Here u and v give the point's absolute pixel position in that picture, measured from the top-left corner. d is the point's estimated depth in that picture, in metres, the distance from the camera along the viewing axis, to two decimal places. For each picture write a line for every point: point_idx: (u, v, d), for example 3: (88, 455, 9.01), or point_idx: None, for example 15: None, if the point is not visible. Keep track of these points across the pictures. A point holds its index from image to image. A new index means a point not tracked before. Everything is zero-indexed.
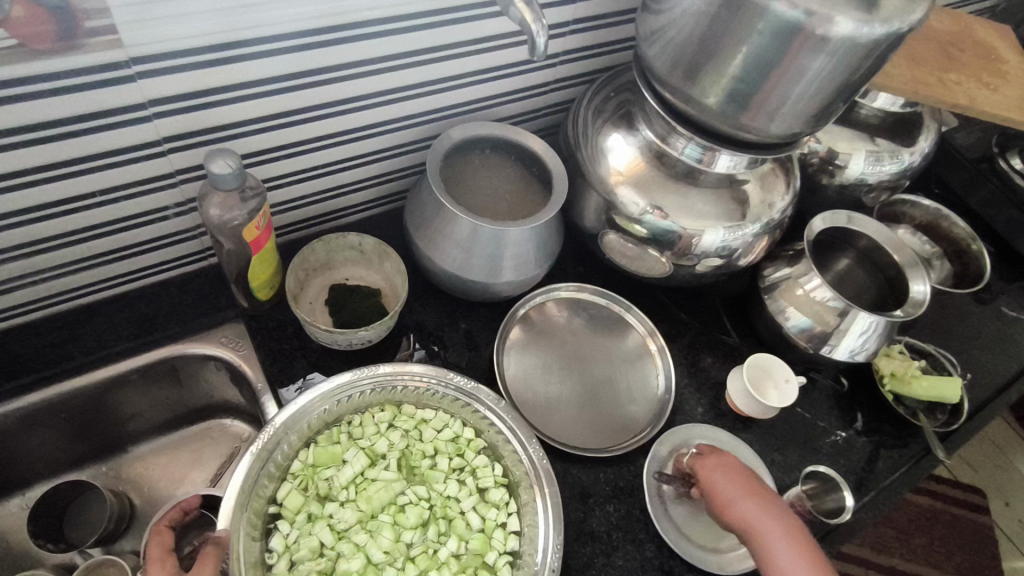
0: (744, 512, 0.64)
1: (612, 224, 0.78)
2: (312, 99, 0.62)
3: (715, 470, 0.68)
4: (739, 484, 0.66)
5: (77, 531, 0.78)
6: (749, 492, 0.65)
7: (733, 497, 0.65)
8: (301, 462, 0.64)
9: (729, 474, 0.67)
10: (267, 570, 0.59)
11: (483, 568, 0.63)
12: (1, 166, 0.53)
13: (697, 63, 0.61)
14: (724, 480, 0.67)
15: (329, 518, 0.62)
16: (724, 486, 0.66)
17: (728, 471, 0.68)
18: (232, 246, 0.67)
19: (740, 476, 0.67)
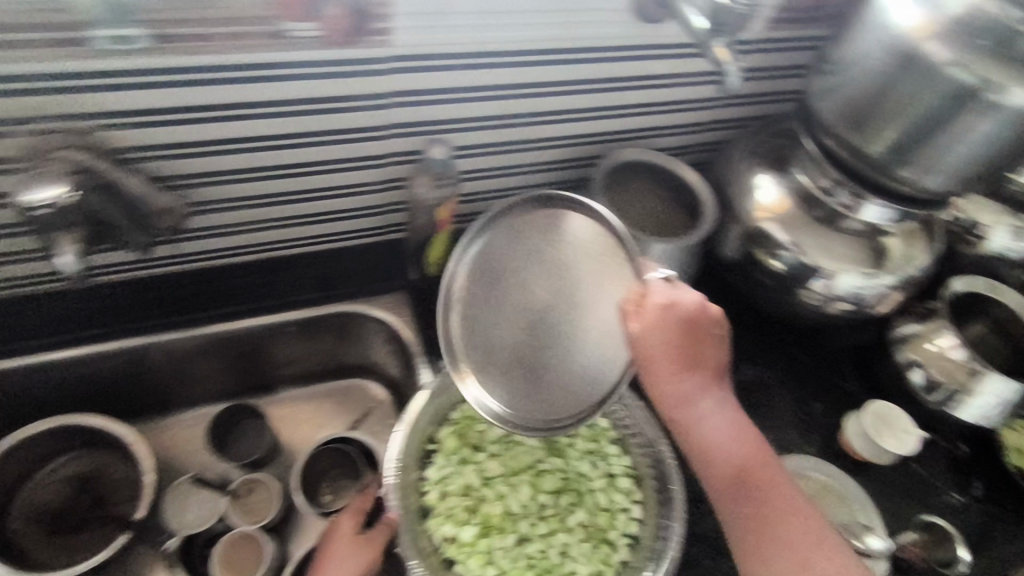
0: (687, 407, 0.63)
1: (752, 256, 0.84)
2: (516, 108, 0.73)
3: (652, 340, 0.60)
4: (678, 359, 0.61)
5: (239, 451, 0.88)
6: (681, 365, 0.62)
7: (671, 376, 0.62)
8: (460, 414, 0.75)
9: (675, 338, 0.61)
10: (422, 495, 0.70)
11: (604, 543, 0.69)
12: (274, 129, 0.65)
13: (867, 114, 0.67)
14: (664, 341, 0.61)
15: (478, 465, 0.72)
16: (661, 361, 0.61)
17: (665, 340, 0.60)
18: (422, 223, 0.78)
19: (681, 341, 0.61)
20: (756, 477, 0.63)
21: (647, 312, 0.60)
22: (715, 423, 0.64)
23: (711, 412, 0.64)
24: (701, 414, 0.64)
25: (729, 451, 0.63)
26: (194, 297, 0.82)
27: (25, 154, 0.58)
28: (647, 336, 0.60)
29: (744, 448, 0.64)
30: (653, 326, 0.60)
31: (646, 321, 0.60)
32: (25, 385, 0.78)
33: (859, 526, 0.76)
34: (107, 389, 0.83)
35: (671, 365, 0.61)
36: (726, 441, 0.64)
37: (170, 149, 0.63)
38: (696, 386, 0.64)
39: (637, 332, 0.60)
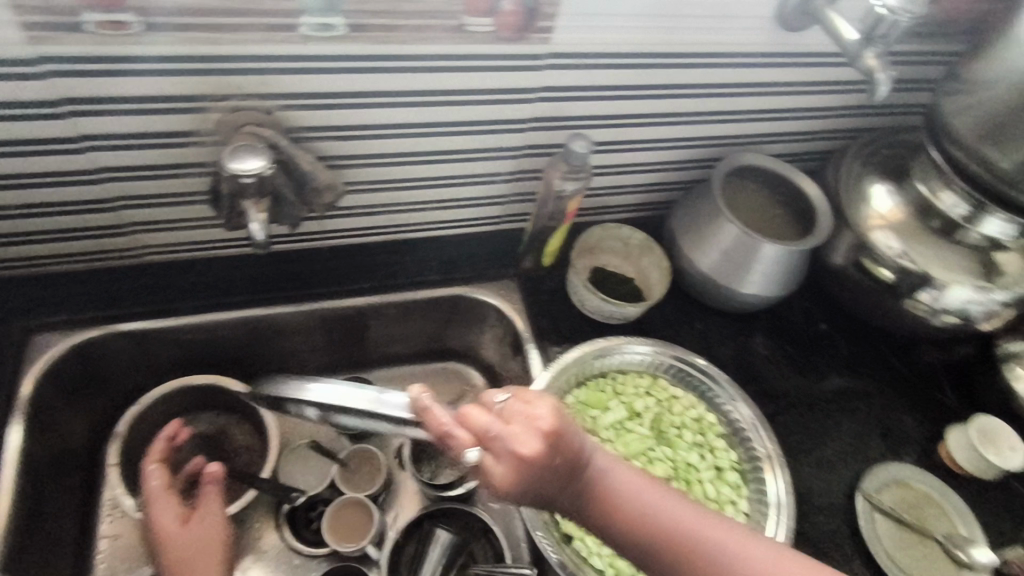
0: (634, 493, 0.51)
1: (861, 264, 0.86)
2: (650, 108, 0.76)
3: (524, 438, 0.50)
4: (565, 460, 0.51)
5: (349, 422, 0.93)
6: (568, 460, 0.51)
7: (550, 471, 0.50)
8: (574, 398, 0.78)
9: (554, 439, 0.50)
10: None
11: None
12: (431, 117, 0.70)
13: (1007, 128, 0.69)
14: (549, 455, 0.50)
15: None
16: (542, 459, 0.49)
17: (528, 443, 0.50)
18: (547, 214, 0.82)
19: (561, 440, 0.51)
20: (726, 549, 0.49)
21: (507, 436, 0.50)
22: (687, 512, 0.51)
23: (689, 512, 0.51)
24: (666, 506, 0.51)
25: (693, 536, 0.50)
26: (326, 271, 0.87)
27: (218, 127, 0.65)
28: (513, 442, 0.50)
29: (773, 555, 0.49)
30: (521, 415, 0.51)
31: (511, 440, 0.50)
32: (168, 345, 0.83)
33: (961, 537, 0.78)
34: (236, 354, 0.88)
35: (549, 468, 0.50)
36: (761, 569, 0.48)
37: (333, 131, 0.69)
38: (608, 469, 0.53)
39: (505, 436, 0.50)
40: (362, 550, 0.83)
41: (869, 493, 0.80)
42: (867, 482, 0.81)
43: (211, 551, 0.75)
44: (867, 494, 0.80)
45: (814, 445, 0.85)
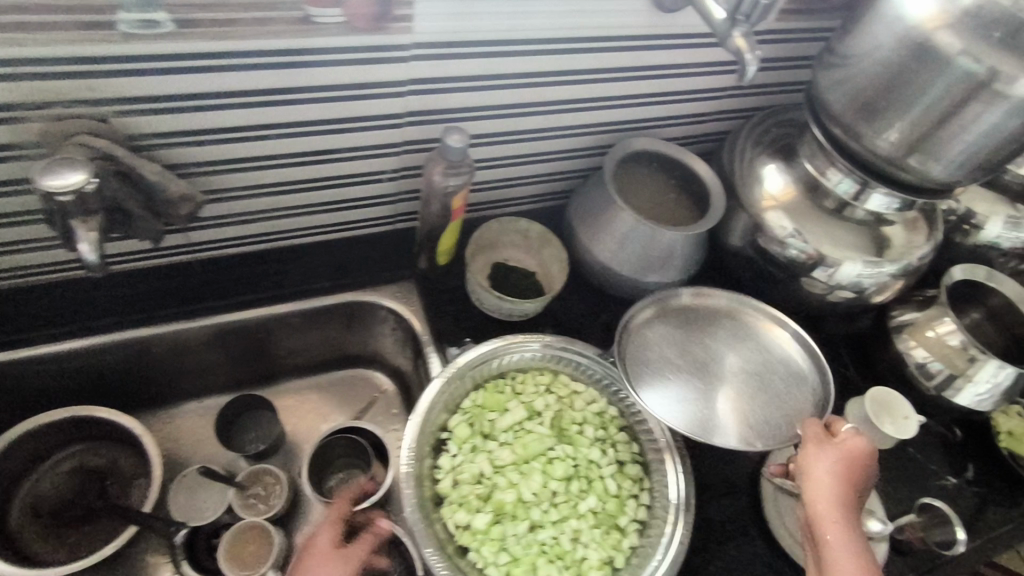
0: (830, 517, 0.65)
1: (757, 245, 0.86)
2: (529, 97, 0.73)
3: (820, 464, 0.68)
4: (841, 491, 0.67)
5: (244, 441, 0.88)
6: (843, 494, 0.66)
7: (815, 489, 0.67)
8: (471, 402, 0.76)
9: (842, 470, 0.67)
10: (435, 482, 0.71)
11: (615, 528, 0.71)
12: (288, 116, 0.65)
13: (874, 103, 0.69)
14: (828, 483, 0.67)
15: (490, 453, 0.73)
16: (825, 485, 0.67)
17: (826, 472, 0.67)
18: (434, 211, 0.78)
19: (846, 475, 0.67)
20: (835, 566, 0.63)
21: (810, 459, 0.69)
22: (840, 539, 0.64)
23: (846, 540, 0.64)
24: (835, 532, 0.65)
25: (835, 555, 0.64)
26: (205, 285, 0.81)
27: (44, 139, 0.58)
28: (811, 466, 0.68)
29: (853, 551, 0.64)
30: (842, 452, 0.68)
31: (807, 463, 0.69)
32: (26, 379, 0.76)
33: (860, 510, 0.78)
34: (111, 381, 0.82)
35: (825, 490, 0.66)
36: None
37: (182, 136, 0.63)
38: (834, 505, 0.66)
39: (806, 460, 0.69)
40: None
41: (771, 474, 0.79)
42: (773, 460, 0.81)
43: None
44: (770, 476, 0.79)
45: None
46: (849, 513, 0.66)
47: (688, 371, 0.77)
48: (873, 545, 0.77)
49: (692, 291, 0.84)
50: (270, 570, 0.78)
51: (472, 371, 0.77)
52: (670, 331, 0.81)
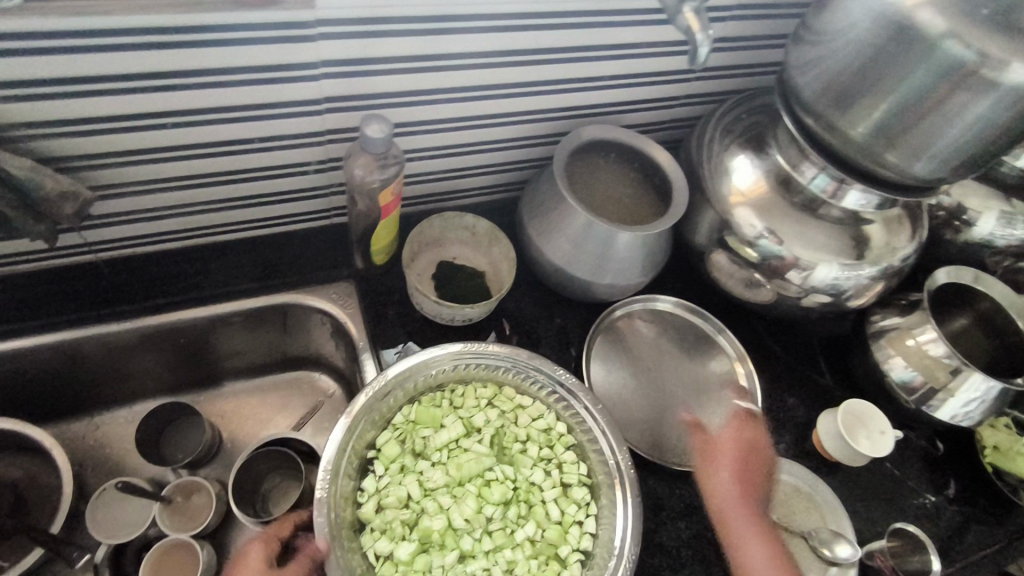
0: (728, 498, 0.69)
1: (724, 244, 0.78)
2: (463, 80, 0.65)
3: (722, 454, 0.71)
4: (736, 478, 0.70)
5: (175, 452, 0.82)
6: (739, 480, 0.70)
7: (715, 477, 0.70)
8: (403, 417, 0.70)
9: (737, 457, 0.71)
10: (357, 506, 0.65)
11: (554, 558, 0.66)
12: (181, 104, 0.58)
13: (849, 91, 0.61)
14: (725, 472, 0.70)
15: (420, 474, 0.67)
16: (721, 475, 0.70)
17: (725, 463, 0.71)
18: (364, 207, 0.71)
19: (744, 461, 0.71)
20: (738, 541, 0.67)
21: (713, 450, 0.72)
22: (739, 517, 0.68)
23: (747, 517, 0.68)
24: (735, 512, 0.68)
25: (735, 529, 0.68)
26: (117, 287, 0.74)
27: None
28: (718, 458, 0.71)
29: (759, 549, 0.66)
30: (738, 441, 0.72)
31: (709, 455, 0.72)
32: None
33: (827, 533, 0.73)
34: (20, 390, 0.75)
35: (725, 480, 0.70)
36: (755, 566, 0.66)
37: (61, 126, 0.56)
38: (733, 489, 0.69)
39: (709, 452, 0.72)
40: None
41: None
42: None
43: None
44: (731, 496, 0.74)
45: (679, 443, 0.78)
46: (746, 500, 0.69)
47: (647, 376, 0.83)
48: (840, 570, 0.72)
49: (675, 303, 0.87)
50: None
51: (405, 382, 0.69)
52: (645, 336, 0.85)
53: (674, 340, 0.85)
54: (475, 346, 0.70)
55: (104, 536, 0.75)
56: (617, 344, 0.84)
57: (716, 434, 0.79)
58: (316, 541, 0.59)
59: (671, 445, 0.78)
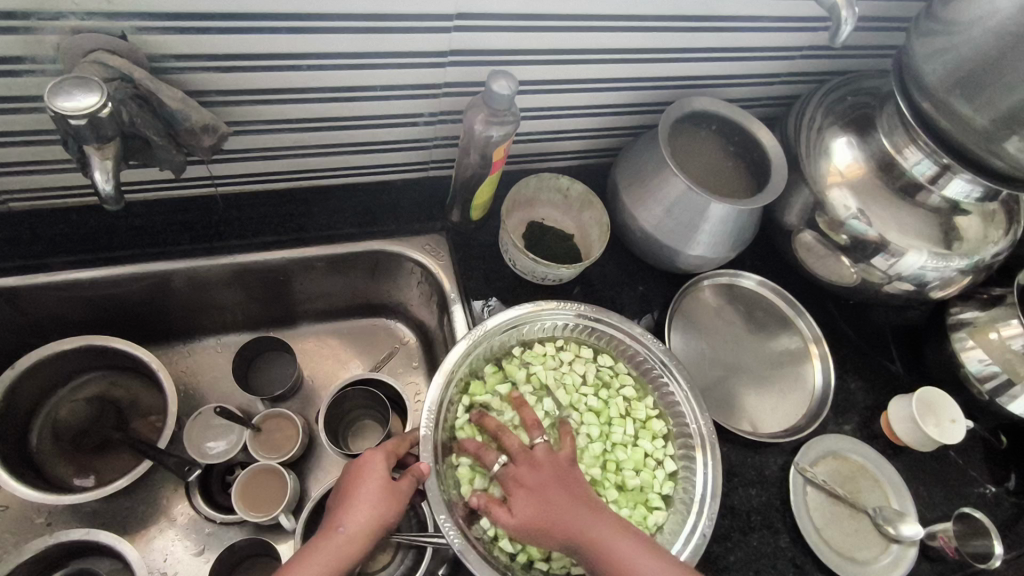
0: (562, 519, 0.62)
1: (813, 224, 0.79)
2: (579, 42, 0.68)
3: (524, 471, 0.65)
4: (568, 495, 0.63)
5: (264, 385, 0.84)
6: (569, 494, 0.64)
7: (547, 493, 0.63)
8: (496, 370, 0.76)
9: (539, 471, 0.65)
10: (453, 447, 0.72)
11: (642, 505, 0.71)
12: (323, 46, 0.60)
13: (977, 78, 0.61)
14: (546, 490, 0.64)
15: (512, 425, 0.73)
16: (542, 493, 0.63)
17: (537, 483, 0.64)
18: (472, 162, 0.74)
19: (550, 476, 0.65)
20: (623, 558, 0.60)
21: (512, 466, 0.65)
22: (603, 532, 0.61)
23: (607, 532, 0.61)
24: (594, 527, 0.62)
25: (618, 554, 0.60)
26: (228, 221, 0.79)
27: (58, 54, 0.54)
28: (514, 469, 0.65)
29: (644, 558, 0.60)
30: (526, 456, 0.66)
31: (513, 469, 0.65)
32: (41, 305, 0.73)
33: (892, 511, 0.76)
34: (129, 313, 0.79)
35: (543, 501, 0.63)
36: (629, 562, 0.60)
37: (206, 60, 0.58)
38: (565, 504, 0.63)
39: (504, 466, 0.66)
40: (274, 519, 0.75)
41: (803, 467, 0.77)
42: (804, 455, 0.78)
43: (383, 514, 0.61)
44: (802, 468, 0.77)
45: (753, 416, 0.81)
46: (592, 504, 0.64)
47: (722, 347, 0.85)
48: (902, 547, 0.75)
49: (760, 282, 0.89)
50: (282, 514, 0.75)
51: (496, 337, 0.74)
52: (723, 310, 0.88)
53: (750, 315, 0.88)
54: (568, 307, 0.75)
55: (199, 455, 0.79)
56: (696, 315, 0.86)
57: (790, 408, 0.82)
58: (424, 463, 0.63)
59: (737, 415, 0.81)
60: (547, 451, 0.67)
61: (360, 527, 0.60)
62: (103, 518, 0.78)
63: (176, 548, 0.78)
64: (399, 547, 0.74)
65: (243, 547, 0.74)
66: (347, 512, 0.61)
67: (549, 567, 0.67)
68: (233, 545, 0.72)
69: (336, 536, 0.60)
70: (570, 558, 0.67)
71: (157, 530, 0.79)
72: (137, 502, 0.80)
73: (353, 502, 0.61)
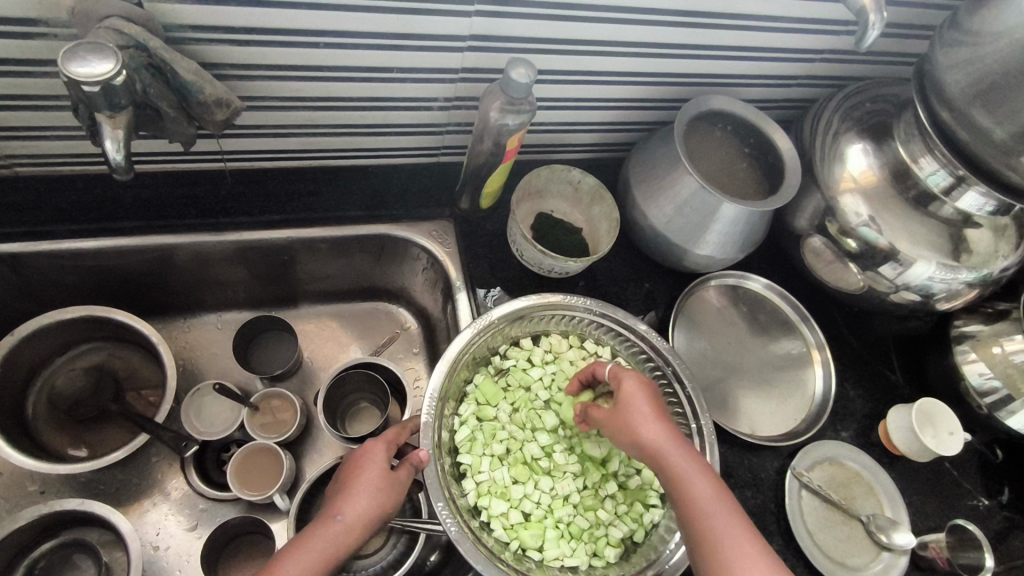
0: (669, 449, 0.59)
1: (823, 230, 0.79)
2: (600, 33, 0.67)
3: (637, 398, 0.62)
4: (672, 428, 0.61)
5: (263, 364, 0.84)
6: (670, 426, 0.61)
7: (648, 422, 0.61)
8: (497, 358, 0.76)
9: (652, 401, 0.63)
10: (451, 433, 0.71)
11: (640, 502, 0.71)
12: (342, 25, 0.59)
13: (1001, 90, 0.60)
14: (653, 414, 0.61)
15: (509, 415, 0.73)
16: (650, 417, 0.61)
17: (644, 413, 0.61)
18: (486, 151, 0.73)
19: (657, 405, 0.62)
20: (709, 507, 0.56)
21: (625, 387, 0.63)
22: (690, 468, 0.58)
23: (693, 466, 0.59)
24: (688, 464, 0.59)
25: (704, 499, 0.57)
26: (236, 198, 0.78)
27: (73, 18, 0.53)
28: (625, 393, 0.63)
29: (736, 526, 0.55)
30: (639, 386, 0.63)
31: (622, 394, 0.63)
32: (43, 273, 0.73)
33: (886, 520, 0.76)
34: (131, 285, 0.79)
35: (658, 427, 0.60)
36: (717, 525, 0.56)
37: (222, 33, 0.57)
38: (668, 435, 0.60)
39: (619, 389, 0.63)
40: (268, 498, 0.75)
41: (800, 472, 0.77)
42: (801, 460, 0.79)
43: (381, 508, 0.62)
44: (798, 472, 0.77)
45: (751, 419, 0.81)
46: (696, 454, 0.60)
47: (724, 348, 0.85)
48: (893, 555, 0.75)
49: (766, 285, 0.88)
50: (277, 494, 0.74)
51: (501, 327, 0.74)
52: (727, 311, 0.88)
53: (754, 318, 0.88)
54: (574, 302, 0.75)
55: (195, 431, 0.79)
56: (699, 314, 0.86)
57: (788, 412, 0.82)
58: (422, 451, 0.63)
59: (736, 417, 0.81)
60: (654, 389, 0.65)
61: (356, 517, 0.60)
62: (97, 489, 0.78)
63: (169, 522, 0.78)
64: (392, 531, 0.74)
65: (236, 525, 0.74)
66: (344, 501, 0.61)
67: (542, 557, 0.67)
68: (226, 523, 0.72)
69: (333, 525, 0.59)
70: (562, 551, 0.67)
71: (150, 503, 0.79)
72: (132, 475, 0.79)
73: (351, 491, 0.61)
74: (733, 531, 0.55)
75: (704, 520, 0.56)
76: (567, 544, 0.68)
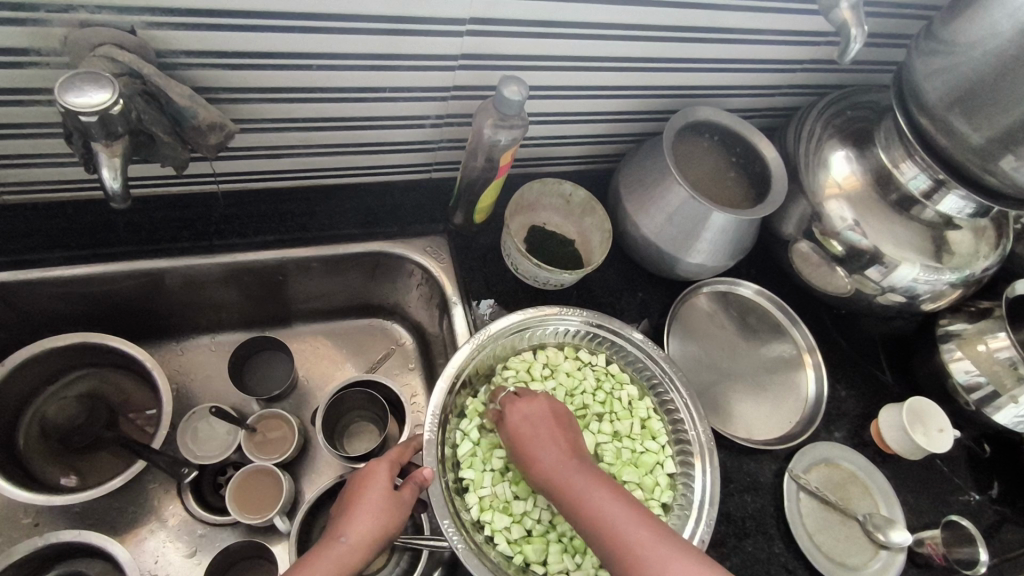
0: (563, 469, 0.62)
1: (810, 235, 0.80)
2: (589, 49, 0.68)
3: (526, 424, 0.66)
4: (567, 451, 0.64)
5: (260, 385, 0.83)
6: (566, 450, 0.64)
7: (540, 446, 0.64)
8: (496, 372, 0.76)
9: (547, 425, 0.66)
10: (452, 448, 0.71)
11: None
12: (334, 47, 0.60)
13: (977, 98, 0.62)
14: (546, 438, 0.65)
15: None
16: (539, 440, 0.64)
17: (534, 438, 0.65)
18: (480, 166, 0.74)
19: (552, 428, 0.66)
20: (616, 521, 0.58)
21: (514, 420, 0.66)
22: (585, 485, 0.61)
23: (588, 482, 0.61)
24: (583, 481, 0.61)
25: (608, 513, 0.59)
26: (229, 219, 0.78)
27: (65, 46, 0.53)
28: (519, 424, 0.66)
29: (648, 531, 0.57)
30: (531, 411, 0.67)
31: (515, 426, 0.66)
32: (35, 301, 0.72)
33: (882, 518, 0.77)
34: (124, 310, 0.78)
35: (552, 453, 0.63)
36: (631, 534, 0.57)
37: (214, 57, 0.58)
38: (562, 457, 0.63)
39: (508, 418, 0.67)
40: (268, 521, 0.74)
41: (797, 474, 0.78)
42: (798, 462, 0.80)
43: (381, 527, 0.61)
44: (796, 475, 0.78)
45: (747, 424, 0.82)
46: (592, 468, 0.63)
47: (718, 353, 0.86)
48: (891, 554, 0.76)
49: (757, 290, 0.90)
50: (277, 516, 0.74)
51: (500, 340, 0.74)
52: (718, 317, 0.89)
53: (746, 323, 0.89)
54: (570, 315, 0.75)
55: (192, 455, 0.78)
56: (691, 322, 0.87)
57: (782, 415, 0.83)
58: (426, 468, 0.63)
59: (732, 422, 0.82)
60: (553, 412, 0.68)
61: (360, 537, 0.60)
62: (92, 519, 0.77)
63: (167, 550, 0.77)
64: (394, 549, 0.73)
65: (237, 550, 0.73)
66: (348, 522, 0.60)
67: (546, 571, 0.67)
68: (227, 548, 0.72)
69: (337, 546, 0.59)
70: (566, 565, 0.68)
71: (147, 531, 0.77)
72: (128, 503, 0.78)
73: (355, 512, 0.61)
74: (641, 534, 0.57)
75: (610, 533, 0.57)
76: (571, 558, 0.68)
